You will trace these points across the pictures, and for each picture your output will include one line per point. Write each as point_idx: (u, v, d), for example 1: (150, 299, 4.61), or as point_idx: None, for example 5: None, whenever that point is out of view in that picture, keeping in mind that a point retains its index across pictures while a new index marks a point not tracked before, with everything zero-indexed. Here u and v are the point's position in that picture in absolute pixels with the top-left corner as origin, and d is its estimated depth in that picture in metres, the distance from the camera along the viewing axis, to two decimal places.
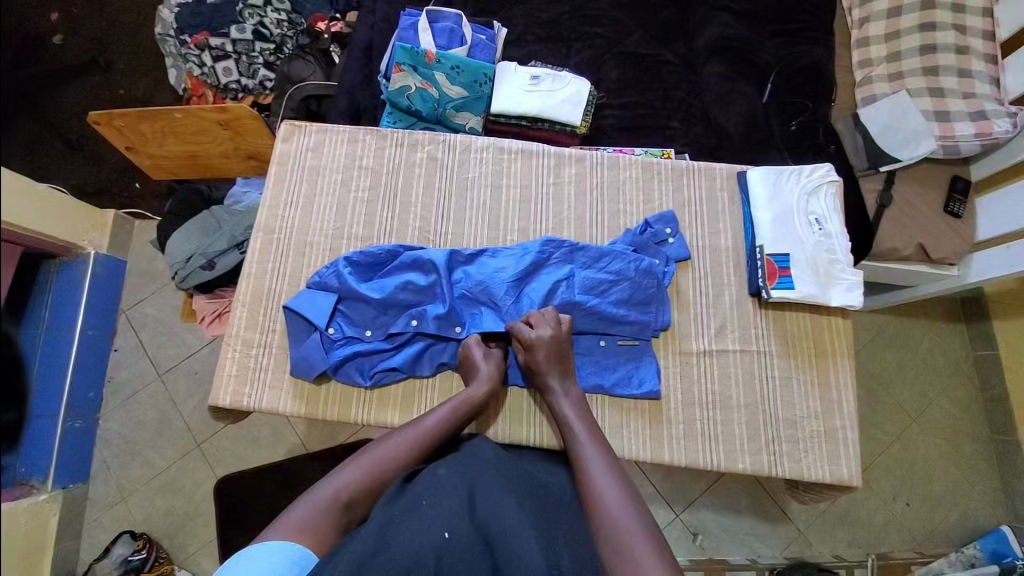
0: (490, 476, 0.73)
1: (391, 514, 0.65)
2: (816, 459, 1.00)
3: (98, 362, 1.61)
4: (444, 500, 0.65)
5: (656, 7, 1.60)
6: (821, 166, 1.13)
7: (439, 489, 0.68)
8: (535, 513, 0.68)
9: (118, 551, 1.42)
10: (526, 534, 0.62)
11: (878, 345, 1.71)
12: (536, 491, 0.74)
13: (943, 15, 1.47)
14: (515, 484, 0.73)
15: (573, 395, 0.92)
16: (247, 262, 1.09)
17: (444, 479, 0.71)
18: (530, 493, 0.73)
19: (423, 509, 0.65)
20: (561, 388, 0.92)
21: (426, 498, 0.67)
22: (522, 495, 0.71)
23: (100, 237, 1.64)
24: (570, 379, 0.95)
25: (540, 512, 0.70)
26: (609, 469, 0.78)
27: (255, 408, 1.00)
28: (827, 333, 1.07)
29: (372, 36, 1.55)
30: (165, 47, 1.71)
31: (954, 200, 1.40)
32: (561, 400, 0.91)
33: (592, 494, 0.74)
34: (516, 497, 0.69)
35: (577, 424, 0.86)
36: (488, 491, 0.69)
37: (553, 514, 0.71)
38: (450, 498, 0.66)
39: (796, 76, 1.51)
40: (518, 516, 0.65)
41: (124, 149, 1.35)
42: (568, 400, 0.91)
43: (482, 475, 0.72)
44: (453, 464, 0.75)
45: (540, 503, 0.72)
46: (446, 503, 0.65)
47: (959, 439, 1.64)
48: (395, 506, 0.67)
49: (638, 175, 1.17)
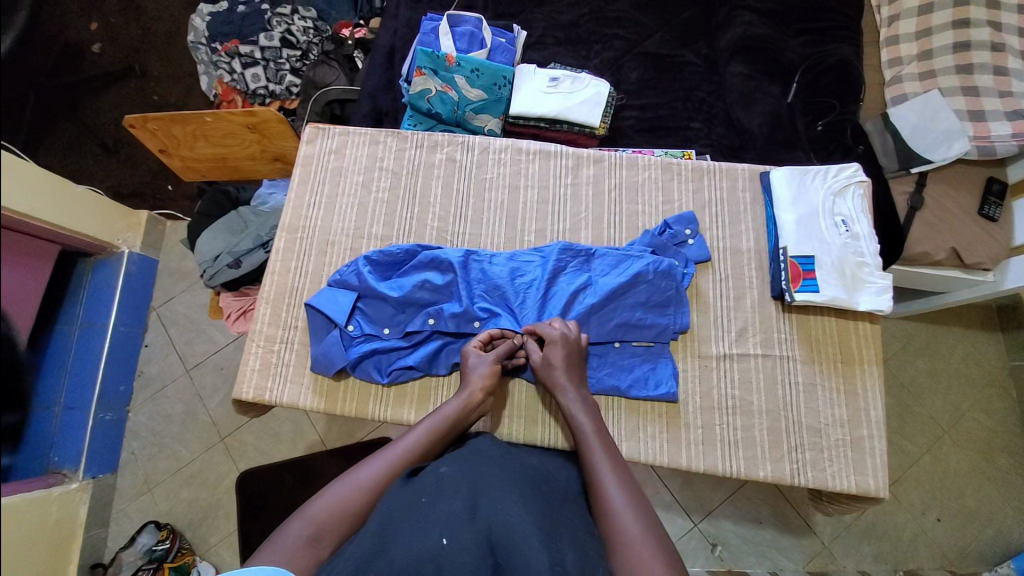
0: (492, 476, 0.73)
1: (393, 513, 0.66)
2: (840, 468, 0.97)
3: (129, 356, 1.67)
4: (445, 500, 0.66)
5: (677, 8, 1.59)
6: (848, 166, 1.10)
7: (441, 488, 0.69)
8: (537, 511, 0.68)
9: (143, 541, 1.46)
10: (527, 531, 0.62)
11: (909, 353, 1.65)
12: (540, 491, 0.74)
13: (978, 11, 1.42)
14: (518, 483, 0.73)
15: (588, 402, 0.91)
16: (270, 260, 1.12)
17: (446, 477, 0.72)
18: (533, 492, 0.73)
19: (424, 507, 0.66)
20: (576, 393, 0.91)
21: (427, 496, 0.68)
22: (525, 493, 0.71)
23: (133, 236, 1.70)
24: (584, 383, 0.94)
25: (543, 511, 0.70)
26: (620, 478, 0.76)
27: (276, 402, 1.02)
28: (854, 338, 1.04)
29: (395, 41, 1.58)
30: (197, 55, 1.78)
31: (990, 203, 1.35)
32: (574, 405, 0.90)
33: (602, 504, 0.73)
34: (518, 498, 0.69)
35: (590, 430, 0.85)
36: (491, 489, 0.70)
37: (557, 514, 0.71)
38: (451, 498, 0.67)
39: (822, 76, 1.48)
40: (519, 513, 0.65)
41: (157, 152, 1.40)
42: (583, 403, 0.89)
43: (485, 474, 0.73)
44: (457, 463, 0.76)
45: (543, 502, 0.72)
46: (447, 502, 0.66)
47: (995, 453, 1.56)
48: (397, 503, 0.68)
49: (657, 176, 1.16)
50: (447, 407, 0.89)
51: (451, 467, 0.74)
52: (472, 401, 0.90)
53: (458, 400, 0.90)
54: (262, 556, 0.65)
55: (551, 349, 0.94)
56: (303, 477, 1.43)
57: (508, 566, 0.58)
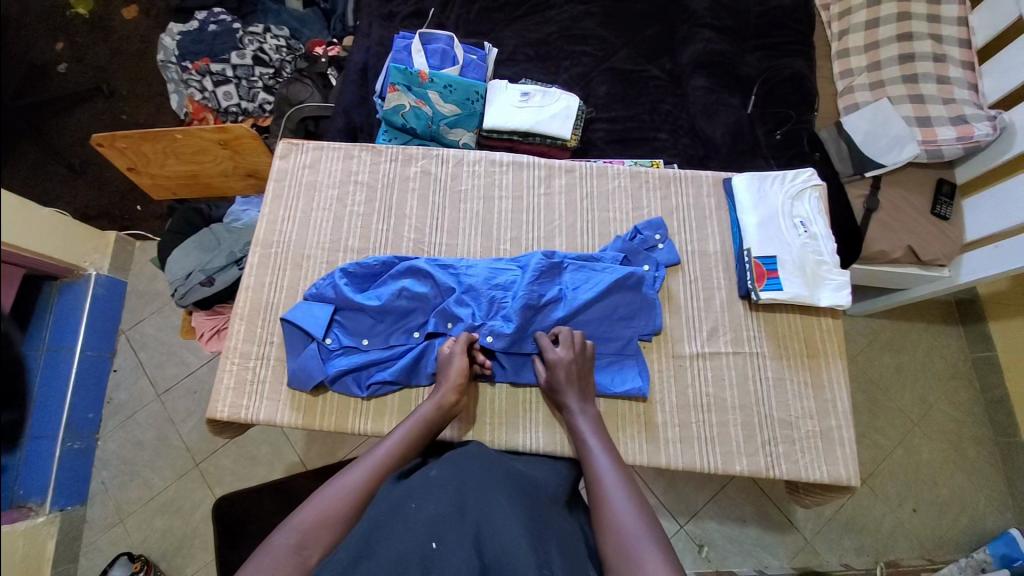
0: (481, 477, 0.73)
1: (378, 516, 0.65)
2: (812, 460, 1.00)
3: (97, 382, 1.61)
4: (434, 501, 0.66)
5: (641, 26, 1.67)
6: (805, 171, 1.16)
7: (429, 491, 0.68)
8: (524, 512, 0.69)
9: (115, 575, 1.40)
10: (516, 535, 0.63)
11: (874, 349, 1.72)
12: (528, 495, 0.75)
13: (919, 25, 1.52)
14: (506, 486, 0.74)
15: (591, 415, 0.93)
16: (244, 276, 1.11)
17: (435, 480, 0.71)
18: (520, 493, 0.74)
19: (411, 509, 0.65)
20: (580, 405, 0.94)
21: (415, 499, 0.67)
22: (513, 497, 0.72)
23: (101, 257, 1.67)
24: (589, 393, 0.97)
25: (530, 511, 0.71)
26: (616, 472, 0.82)
27: (253, 420, 1.01)
28: (818, 333, 1.08)
29: (368, 59, 1.61)
30: (167, 73, 1.77)
31: (941, 203, 1.43)
32: (578, 418, 0.92)
33: (600, 497, 0.78)
34: (505, 499, 0.70)
35: (591, 440, 0.88)
36: (479, 491, 0.70)
37: (544, 517, 0.72)
38: (439, 499, 0.66)
39: (779, 88, 1.56)
40: (506, 514, 0.66)
41: (125, 170, 1.37)
42: (588, 418, 0.93)
43: (473, 476, 0.73)
44: (444, 465, 0.75)
45: (529, 502, 0.73)
46: (435, 504, 0.66)
47: (961, 441, 1.63)
48: (382, 506, 0.67)
49: (627, 184, 1.20)
50: (422, 409, 0.90)
51: (440, 470, 0.74)
52: (447, 401, 0.92)
53: (433, 402, 0.91)
54: (248, 568, 0.64)
55: (558, 362, 0.96)
56: (283, 499, 1.40)
57: (497, 569, 0.60)
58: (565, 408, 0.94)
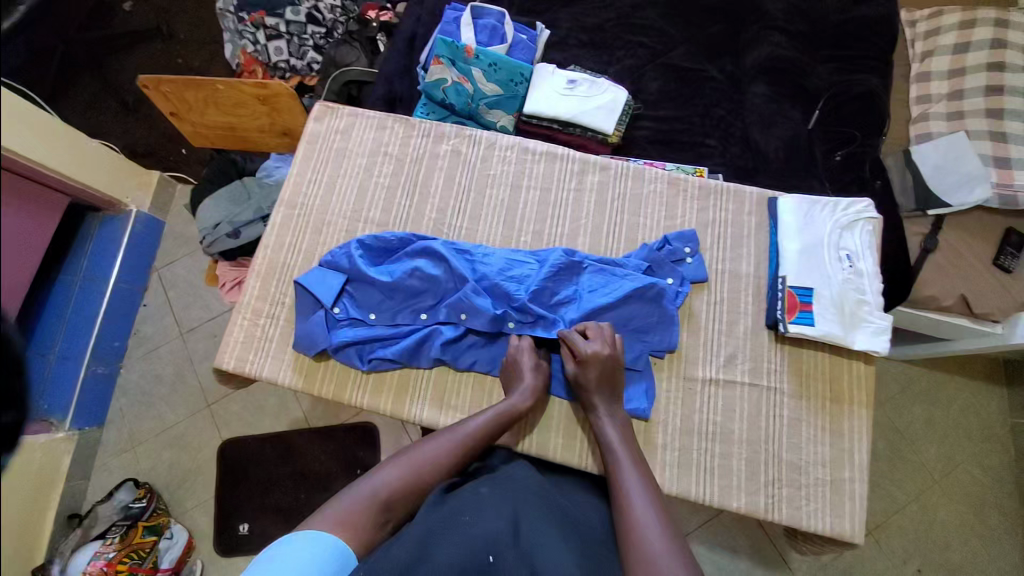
0: (533, 501, 0.73)
1: (435, 525, 0.64)
2: (817, 509, 0.94)
3: (127, 312, 1.68)
4: (488, 519, 0.65)
5: (707, 22, 1.57)
6: (861, 201, 1.07)
7: (483, 509, 0.68)
8: (577, 547, 0.68)
9: (120, 497, 1.48)
10: (571, 574, 0.61)
11: (906, 398, 1.61)
12: (578, 529, 0.73)
13: (1014, 56, 1.39)
14: (557, 519, 0.72)
15: (619, 421, 0.89)
16: (266, 235, 1.12)
17: (486, 497, 0.71)
18: (570, 524, 0.73)
19: (466, 524, 0.64)
20: (608, 410, 0.90)
21: (468, 514, 0.67)
22: (565, 531, 0.70)
23: (143, 195, 1.73)
24: (616, 399, 0.92)
25: (583, 545, 0.70)
26: (646, 491, 0.76)
27: (256, 376, 1.02)
28: (846, 376, 1.01)
29: (418, 27, 1.57)
30: (224, 22, 1.74)
31: (1005, 254, 1.30)
32: (605, 424, 0.88)
33: (627, 515, 0.73)
34: (558, 529, 0.69)
35: (619, 449, 0.84)
36: (531, 518, 0.69)
37: (595, 557, 0.69)
38: (494, 519, 0.65)
39: (847, 105, 1.45)
40: (561, 546, 0.65)
41: (169, 114, 1.40)
42: (615, 424, 0.88)
43: (525, 501, 0.72)
44: (496, 485, 0.75)
45: (580, 535, 0.72)
46: (490, 522, 0.65)
47: (986, 510, 1.52)
48: (438, 516, 0.66)
49: (663, 190, 1.14)
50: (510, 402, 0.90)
51: (492, 488, 0.74)
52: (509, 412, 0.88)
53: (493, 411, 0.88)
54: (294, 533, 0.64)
55: (586, 365, 0.91)
56: None
57: None
58: (593, 412, 0.90)
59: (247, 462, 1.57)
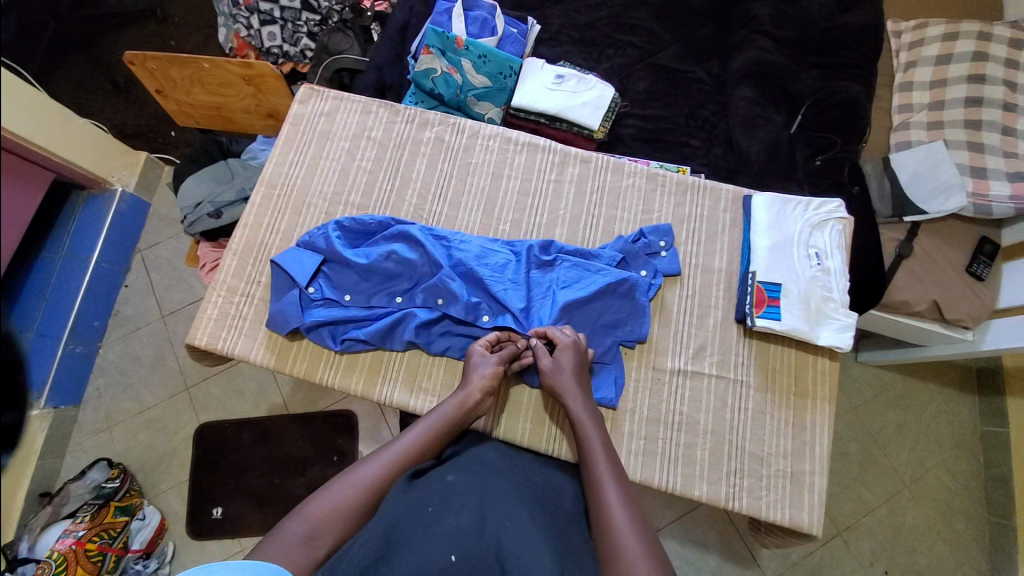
0: (501, 488, 0.72)
1: (398, 517, 0.65)
2: (777, 500, 0.96)
3: (109, 292, 1.67)
4: (452, 513, 0.66)
5: (697, 24, 1.59)
6: (832, 201, 1.09)
7: (448, 499, 0.69)
8: (546, 528, 0.67)
9: (93, 476, 1.43)
10: (536, 556, 0.60)
11: (880, 402, 1.64)
12: (547, 510, 0.73)
13: (993, 69, 1.42)
14: (526, 500, 0.72)
15: (594, 413, 0.88)
16: (245, 213, 1.12)
17: (453, 486, 0.71)
18: (539, 507, 0.73)
19: (430, 518, 0.65)
20: (583, 400, 0.88)
21: (433, 505, 0.68)
22: (534, 511, 0.70)
23: (129, 175, 1.70)
24: (590, 395, 0.92)
25: (552, 528, 0.69)
26: (621, 490, 0.75)
27: (227, 353, 1.02)
28: (811, 372, 1.03)
29: (410, 17, 1.58)
30: (218, 6, 1.72)
31: (979, 262, 1.34)
32: (580, 415, 0.86)
33: (604, 516, 0.71)
34: (526, 511, 0.69)
35: (595, 441, 0.82)
36: (499, 502, 0.69)
37: (564, 537, 0.69)
38: (458, 512, 0.66)
39: (828, 112, 1.47)
40: (528, 529, 0.65)
41: (153, 92, 1.40)
42: (589, 411, 0.87)
43: (492, 487, 0.72)
44: (464, 471, 0.76)
45: (550, 517, 0.72)
46: (453, 516, 0.65)
47: (951, 514, 1.55)
48: (402, 507, 0.67)
49: (641, 184, 1.15)
50: (444, 407, 0.86)
51: (458, 476, 0.74)
52: (471, 401, 0.88)
53: (454, 401, 0.87)
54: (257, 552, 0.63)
55: (562, 353, 0.92)
56: None
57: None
58: (569, 401, 0.88)
59: (224, 446, 1.57)
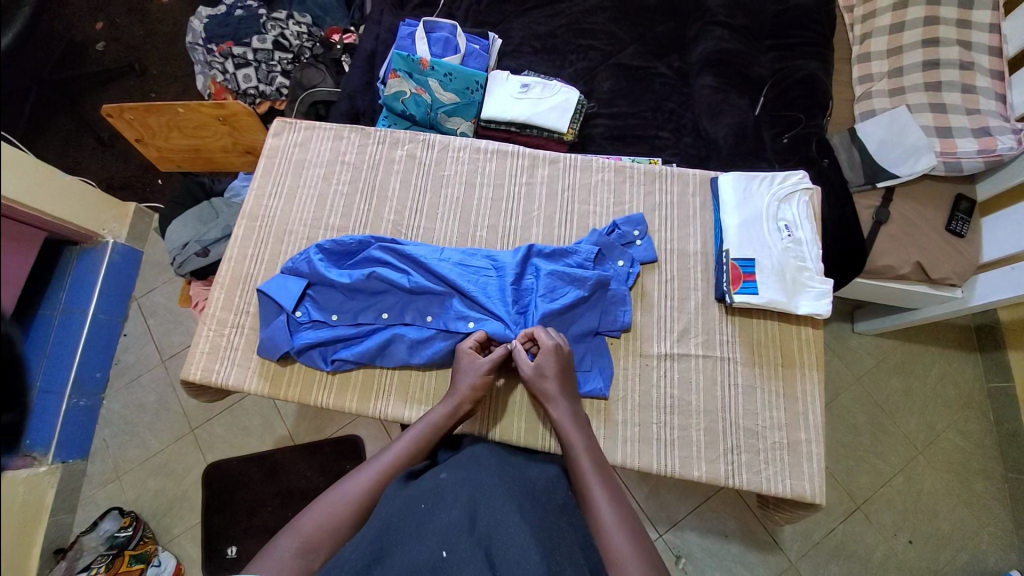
0: (492, 484, 0.73)
1: (391, 517, 0.67)
2: (777, 473, 0.96)
3: (109, 342, 1.69)
4: (444, 509, 0.67)
5: (653, 22, 1.64)
6: (796, 174, 1.13)
7: (441, 495, 0.70)
8: (536, 521, 0.68)
9: (106, 526, 1.45)
10: (523, 548, 0.61)
11: (883, 370, 1.63)
12: (537, 501, 0.74)
13: (947, 30, 1.44)
14: (516, 494, 0.72)
15: (576, 418, 0.91)
16: (228, 247, 1.15)
17: (445, 484, 0.73)
18: (530, 500, 0.73)
19: (422, 515, 0.67)
20: (565, 405, 0.91)
21: (427, 502, 0.69)
22: (524, 503, 0.71)
23: (119, 226, 1.73)
24: (572, 395, 0.94)
25: (543, 519, 0.70)
26: (608, 492, 0.78)
27: (221, 384, 1.04)
28: (796, 342, 1.04)
29: (377, 45, 1.64)
30: (194, 55, 1.78)
31: (956, 219, 1.36)
32: (563, 421, 0.89)
33: (593, 519, 0.74)
34: (517, 504, 0.70)
35: (578, 449, 0.85)
36: (490, 498, 0.70)
37: (557, 529, 0.70)
38: (449, 508, 0.67)
39: (789, 91, 1.52)
40: (518, 523, 0.65)
41: (134, 141, 1.44)
42: (572, 418, 0.90)
43: (484, 481, 0.74)
44: (456, 468, 0.78)
45: (542, 510, 0.72)
46: (446, 513, 0.67)
47: (969, 475, 1.54)
48: (395, 508, 0.69)
49: (610, 178, 1.19)
50: (433, 417, 0.89)
51: (450, 473, 0.76)
52: (460, 407, 0.90)
53: (444, 407, 0.90)
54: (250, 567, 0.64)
55: (544, 359, 0.93)
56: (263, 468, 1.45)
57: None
58: (551, 406, 0.91)
59: (233, 483, 1.57)
